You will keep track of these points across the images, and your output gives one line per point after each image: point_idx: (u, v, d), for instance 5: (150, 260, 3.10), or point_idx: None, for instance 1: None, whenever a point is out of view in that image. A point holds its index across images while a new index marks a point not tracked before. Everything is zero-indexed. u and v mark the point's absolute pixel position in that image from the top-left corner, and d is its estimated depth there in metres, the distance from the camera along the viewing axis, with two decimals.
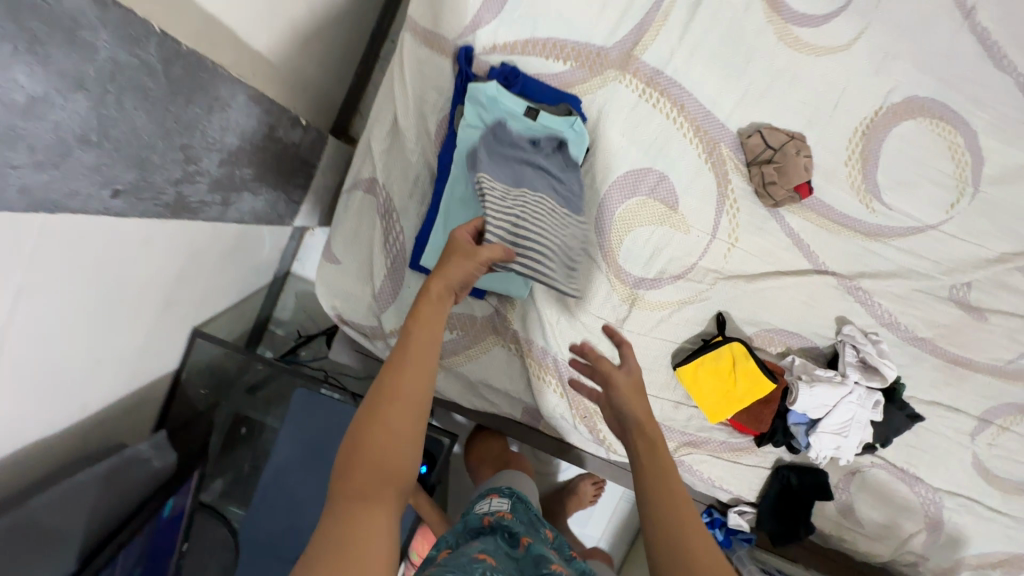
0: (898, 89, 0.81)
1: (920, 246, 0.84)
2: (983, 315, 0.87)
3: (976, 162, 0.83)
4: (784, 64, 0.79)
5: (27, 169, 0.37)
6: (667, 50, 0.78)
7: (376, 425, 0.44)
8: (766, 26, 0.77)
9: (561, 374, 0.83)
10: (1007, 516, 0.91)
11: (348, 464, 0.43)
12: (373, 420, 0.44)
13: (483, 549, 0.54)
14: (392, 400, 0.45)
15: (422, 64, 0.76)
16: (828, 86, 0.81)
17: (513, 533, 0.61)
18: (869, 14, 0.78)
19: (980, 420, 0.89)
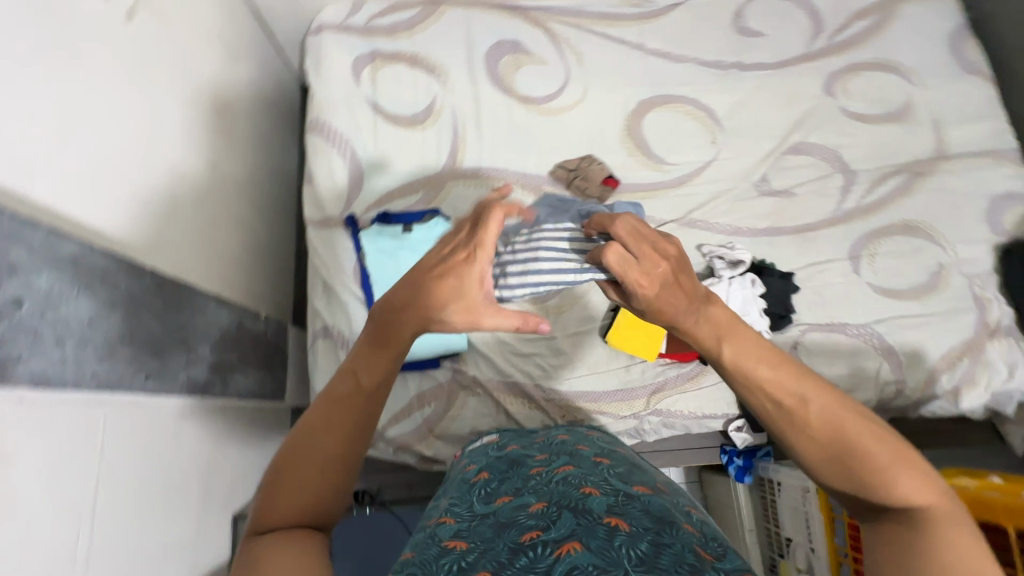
0: (631, 101, 1.19)
1: (714, 174, 1.14)
2: (791, 191, 1.13)
3: (708, 112, 1.19)
4: (552, 123, 1.17)
5: (94, 362, 0.61)
6: (476, 152, 1.15)
7: (287, 482, 0.50)
8: (527, 111, 1.17)
9: (527, 392, 1.01)
10: (935, 314, 1.05)
11: (259, 515, 0.49)
12: (275, 480, 0.50)
13: (496, 502, 0.67)
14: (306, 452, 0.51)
15: (328, 238, 1.09)
16: (587, 121, 1.18)
17: (497, 485, 0.72)
18: (582, 76, 1.20)
19: (852, 258, 1.09)
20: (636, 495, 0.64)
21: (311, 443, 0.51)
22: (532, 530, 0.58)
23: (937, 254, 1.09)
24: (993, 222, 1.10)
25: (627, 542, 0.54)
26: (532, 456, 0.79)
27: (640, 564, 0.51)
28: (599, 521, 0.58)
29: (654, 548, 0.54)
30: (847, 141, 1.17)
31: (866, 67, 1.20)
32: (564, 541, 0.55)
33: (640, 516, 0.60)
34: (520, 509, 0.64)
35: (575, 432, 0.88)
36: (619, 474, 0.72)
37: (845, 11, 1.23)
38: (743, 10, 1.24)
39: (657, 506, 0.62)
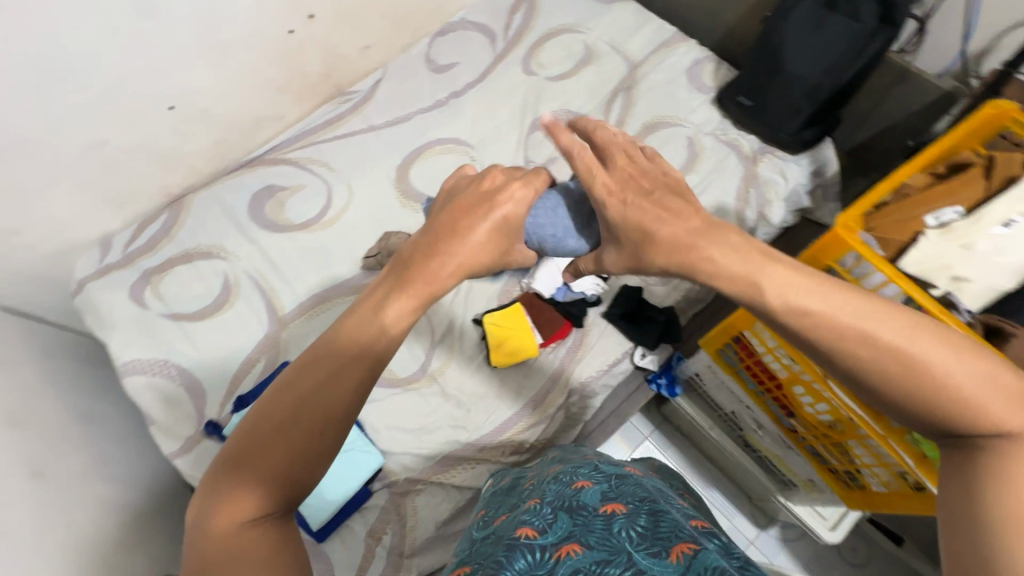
0: (391, 172, 1.29)
1: None
2: (553, 158, 1.28)
3: (454, 143, 1.32)
4: (339, 229, 1.24)
5: None
6: (292, 295, 1.18)
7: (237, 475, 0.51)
8: (312, 233, 1.23)
9: (461, 455, 1.01)
10: (709, 173, 1.22)
11: (208, 522, 0.50)
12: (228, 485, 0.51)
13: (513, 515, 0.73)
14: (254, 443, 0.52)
15: (199, 456, 1.05)
16: (367, 208, 1.26)
17: (494, 511, 0.79)
18: (339, 178, 1.28)
19: None
20: (625, 481, 0.74)
21: (268, 438, 0.52)
22: (529, 530, 0.64)
23: (680, 132, 1.27)
24: (698, 86, 1.32)
25: (627, 523, 0.63)
26: (525, 480, 0.86)
27: (641, 541, 0.60)
28: (596, 511, 0.66)
29: (652, 522, 0.63)
30: (566, 97, 1.35)
31: (543, 40, 1.42)
32: (564, 542, 0.61)
33: (632, 497, 0.70)
34: (517, 515, 0.71)
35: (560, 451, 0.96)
36: (609, 466, 0.83)
37: (501, 14, 1.45)
38: (429, 56, 1.41)
39: (644, 487, 0.74)
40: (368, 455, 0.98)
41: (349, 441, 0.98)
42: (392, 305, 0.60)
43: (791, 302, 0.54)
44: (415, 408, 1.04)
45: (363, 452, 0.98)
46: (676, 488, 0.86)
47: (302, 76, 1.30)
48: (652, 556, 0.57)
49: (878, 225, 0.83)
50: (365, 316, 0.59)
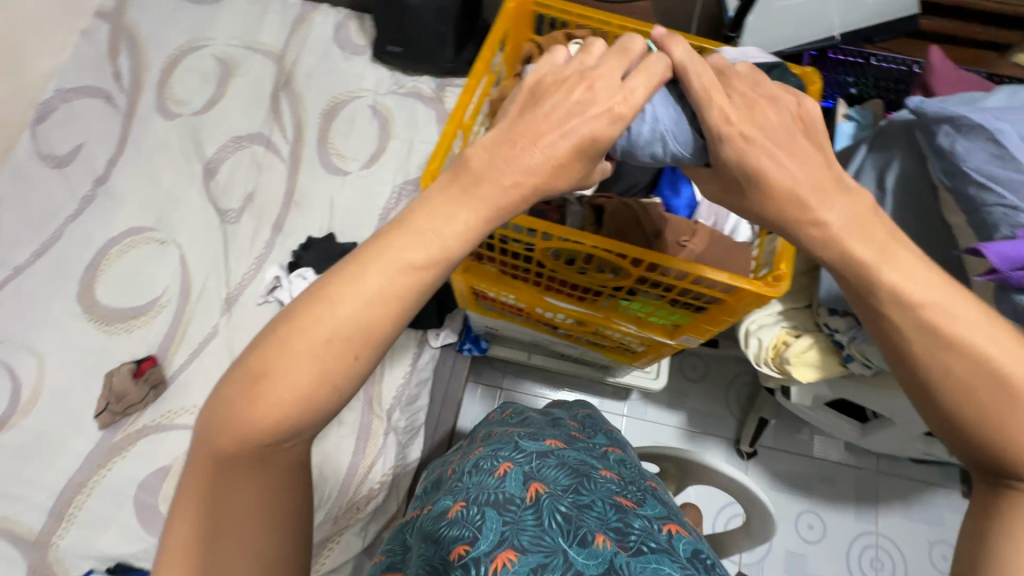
0: (71, 306, 1.05)
1: (196, 257, 1.09)
2: (249, 195, 1.14)
3: (129, 235, 1.10)
4: (48, 404, 0.99)
5: None
6: (30, 510, 0.93)
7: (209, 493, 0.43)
8: (15, 429, 0.97)
9: (319, 541, 0.93)
10: (408, 130, 1.18)
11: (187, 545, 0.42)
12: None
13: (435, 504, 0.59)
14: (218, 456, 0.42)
15: None
16: (68, 361, 1.02)
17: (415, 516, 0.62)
18: (10, 348, 1.01)
19: (333, 171, 1.15)
20: (549, 457, 0.60)
21: (233, 451, 0.42)
22: (453, 544, 0.51)
23: (359, 105, 1.20)
24: (352, 51, 1.24)
25: (553, 507, 0.53)
26: (450, 471, 0.68)
27: (568, 527, 0.51)
28: (524, 501, 0.53)
29: (577, 500, 0.55)
30: (227, 125, 1.18)
31: (167, 73, 1.21)
32: (499, 553, 0.49)
33: (557, 476, 0.58)
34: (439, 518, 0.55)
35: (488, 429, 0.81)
36: (529, 436, 0.65)
37: (101, 65, 1.20)
38: (40, 151, 1.13)
39: (575, 462, 0.61)
40: None
41: None
42: (401, 241, 0.43)
43: (885, 279, 0.43)
44: None
45: None
46: (597, 446, 0.69)
47: None
48: (582, 547, 0.49)
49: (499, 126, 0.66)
50: (293, 312, 0.42)
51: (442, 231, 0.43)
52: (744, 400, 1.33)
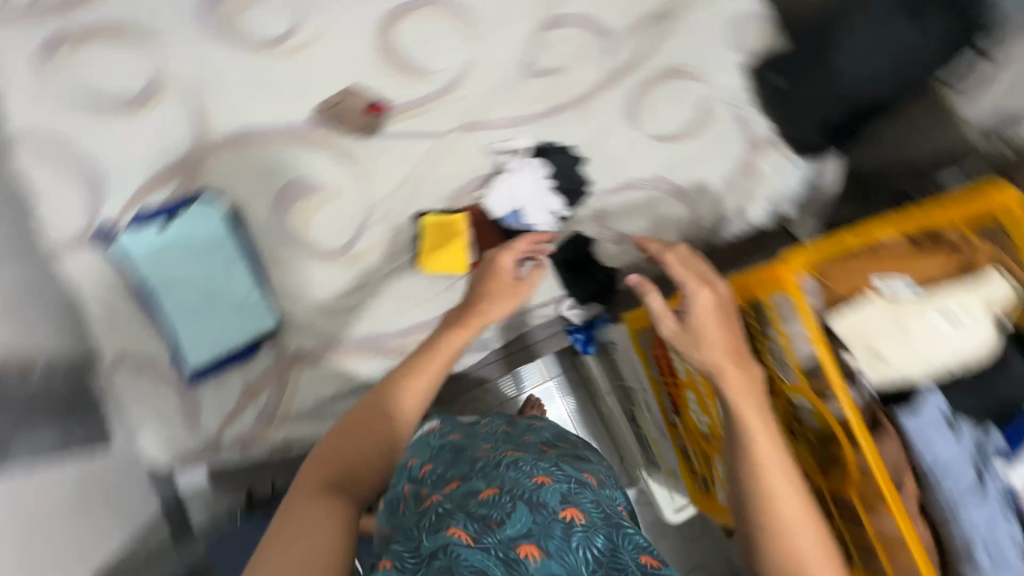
0: (374, 13, 1.08)
1: (480, 71, 1.10)
2: (558, 67, 1.12)
3: (456, 3, 1.10)
4: (298, 64, 1.06)
5: None
6: (224, 120, 1.03)
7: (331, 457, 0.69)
8: (264, 58, 1.05)
9: (358, 345, 1.02)
10: (711, 146, 1.12)
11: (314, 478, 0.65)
12: (340, 435, 0.71)
13: (459, 486, 0.69)
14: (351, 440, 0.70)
15: (87, 262, 0.98)
16: (335, 50, 1.07)
17: (444, 469, 0.73)
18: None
19: (630, 116, 1.12)
20: (585, 488, 0.68)
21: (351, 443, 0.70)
22: (461, 532, 0.58)
23: (699, 90, 1.14)
24: (741, 43, 1.16)
25: (584, 538, 0.60)
26: (478, 446, 0.78)
27: (594, 564, 0.58)
28: (554, 511, 0.62)
29: (608, 547, 0.61)
30: (597, 2, 1.16)
31: None
32: (522, 543, 0.58)
33: (590, 509, 0.65)
34: (471, 496, 0.65)
35: (512, 421, 0.89)
36: (567, 464, 0.74)
37: None
38: None
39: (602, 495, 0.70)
40: (260, 313, 0.99)
41: (245, 298, 0.98)
42: (452, 340, 0.80)
43: None
44: (325, 283, 1.02)
45: (257, 309, 0.99)
46: (616, 497, 0.75)
47: None
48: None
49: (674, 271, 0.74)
50: (419, 359, 0.77)
51: (443, 347, 0.79)
52: None
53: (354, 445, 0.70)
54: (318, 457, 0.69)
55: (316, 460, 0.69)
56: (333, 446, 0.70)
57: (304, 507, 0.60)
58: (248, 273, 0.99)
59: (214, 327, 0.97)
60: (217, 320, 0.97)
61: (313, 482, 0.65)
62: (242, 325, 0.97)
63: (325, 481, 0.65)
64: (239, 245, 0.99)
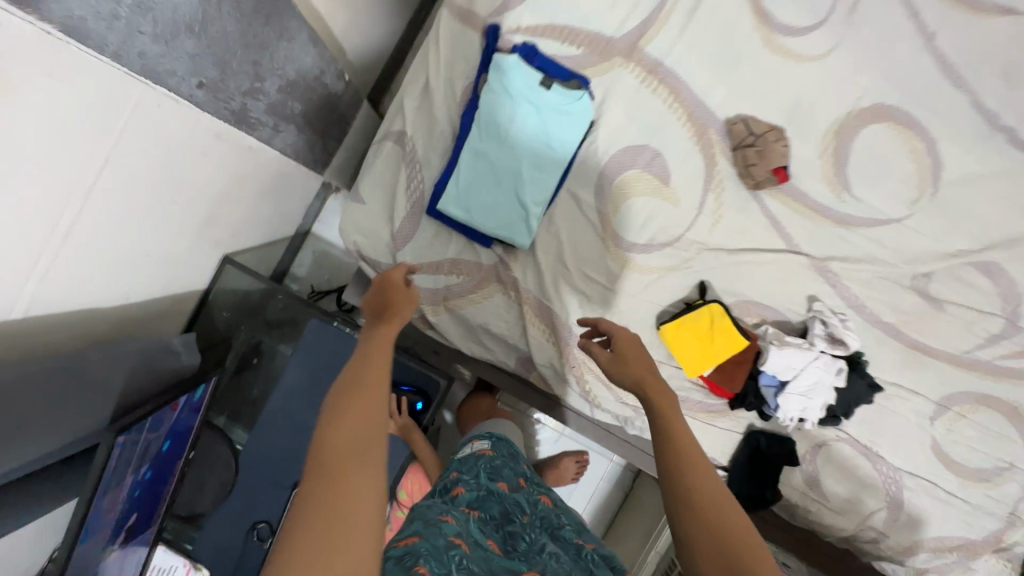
0: (868, 96, 0.92)
1: (885, 237, 0.94)
2: (941, 305, 0.95)
3: (936, 164, 0.93)
4: (768, 66, 0.91)
5: (147, 38, 0.47)
6: (667, 44, 0.89)
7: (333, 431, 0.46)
8: (753, 31, 0.90)
9: (554, 323, 0.92)
10: (962, 501, 0.97)
11: (321, 482, 0.43)
12: (371, 359, 0.52)
13: (497, 541, 0.61)
14: (337, 458, 0.44)
15: (453, 38, 0.87)
16: (807, 89, 0.92)
17: (487, 530, 0.62)
18: (843, 28, 0.90)
19: (937, 405, 0.97)
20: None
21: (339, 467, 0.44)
22: None
23: (1012, 452, 0.97)
24: None
25: None
26: (521, 515, 0.67)
27: None
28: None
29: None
30: None
31: None
32: None
33: None
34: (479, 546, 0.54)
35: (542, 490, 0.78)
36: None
37: None
38: None
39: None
40: (524, 229, 0.87)
41: (530, 204, 0.86)
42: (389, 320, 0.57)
43: None
44: (584, 256, 0.92)
45: (525, 223, 0.87)
46: None
47: None
48: None
49: (618, 348, 0.68)
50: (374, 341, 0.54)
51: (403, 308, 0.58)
52: None
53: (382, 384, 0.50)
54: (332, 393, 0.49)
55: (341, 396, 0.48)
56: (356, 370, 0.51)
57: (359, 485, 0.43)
58: (551, 190, 0.87)
59: (483, 200, 0.86)
60: (492, 197, 0.86)
61: (350, 427, 0.46)
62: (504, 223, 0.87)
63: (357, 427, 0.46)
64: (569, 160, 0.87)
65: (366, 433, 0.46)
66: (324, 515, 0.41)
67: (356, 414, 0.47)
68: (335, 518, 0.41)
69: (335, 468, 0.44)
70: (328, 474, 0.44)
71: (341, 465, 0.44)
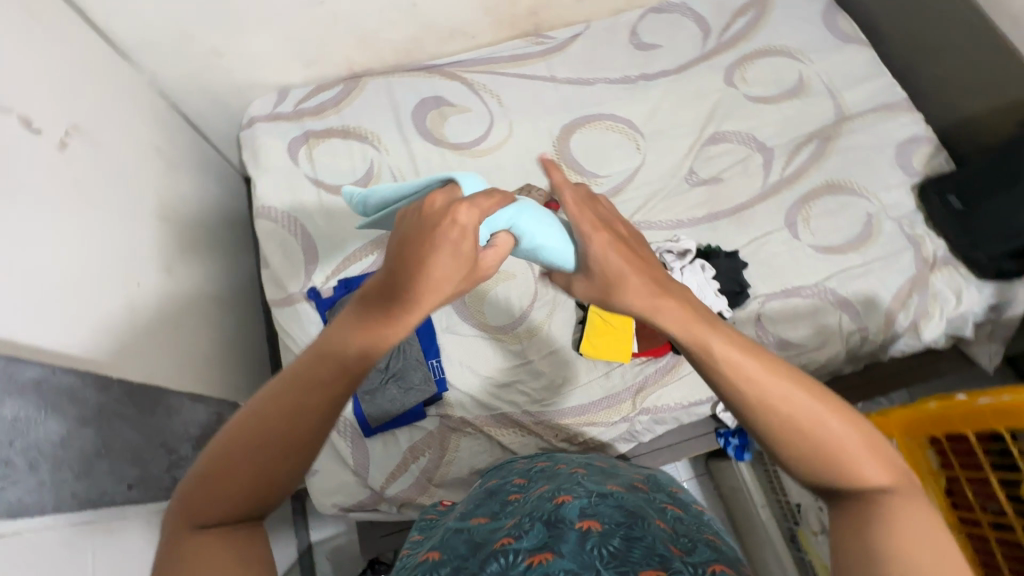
0: (554, 128, 1.28)
1: (644, 179, 1.22)
2: (719, 178, 1.21)
3: (625, 124, 1.28)
4: (487, 164, 1.25)
5: (72, 482, 0.61)
6: None
7: (239, 440, 0.47)
8: (461, 158, 1.25)
9: (515, 420, 1.01)
10: (876, 259, 1.11)
11: (211, 470, 0.47)
12: (294, 391, 0.48)
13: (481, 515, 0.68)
14: (224, 463, 0.46)
15: (294, 315, 1.10)
16: (519, 155, 1.26)
17: (473, 511, 0.70)
18: (506, 116, 1.29)
19: (788, 226, 1.16)
20: (609, 499, 0.66)
21: (223, 478, 0.46)
22: (508, 540, 0.59)
23: (863, 205, 1.16)
24: (904, 165, 1.20)
25: (599, 544, 0.56)
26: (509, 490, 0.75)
27: (608, 564, 0.54)
28: (572, 527, 0.60)
29: (626, 546, 0.57)
30: (757, 123, 1.26)
31: (758, 55, 1.32)
32: (539, 551, 0.56)
33: (610, 514, 0.63)
34: (493, 531, 0.63)
35: (559, 459, 0.83)
36: (593, 481, 0.72)
37: (726, 12, 1.36)
38: (636, 28, 1.37)
39: (629, 502, 0.66)
40: (421, 386, 1.01)
41: (408, 372, 1.02)
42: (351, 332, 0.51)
43: None
44: (491, 358, 1.05)
45: (416, 386, 1.01)
46: (659, 499, 0.72)
47: (511, 4, 1.29)
48: None
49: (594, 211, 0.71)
50: (315, 363, 0.49)
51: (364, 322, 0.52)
52: None
53: (303, 419, 0.48)
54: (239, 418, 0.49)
55: (256, 409, 0.48)
56: (292, 382, 0.49)
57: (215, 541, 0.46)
58: (411, 354, 1.03)
59: (379, 402, 1.00)
60: (381, 393, 1.01)
61: (257, 431, 0.47)
62: (397, 396, 1.00)
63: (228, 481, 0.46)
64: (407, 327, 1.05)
65: (268, 456, 0.47)
66: (202, 501, 0.46)
67: (260, 434, 0.47)
68: (208, 498, 0.46)
69: (228, 468, 0.46)
70: (219, 478, 0.46)
71: (225, 468, 0.46)
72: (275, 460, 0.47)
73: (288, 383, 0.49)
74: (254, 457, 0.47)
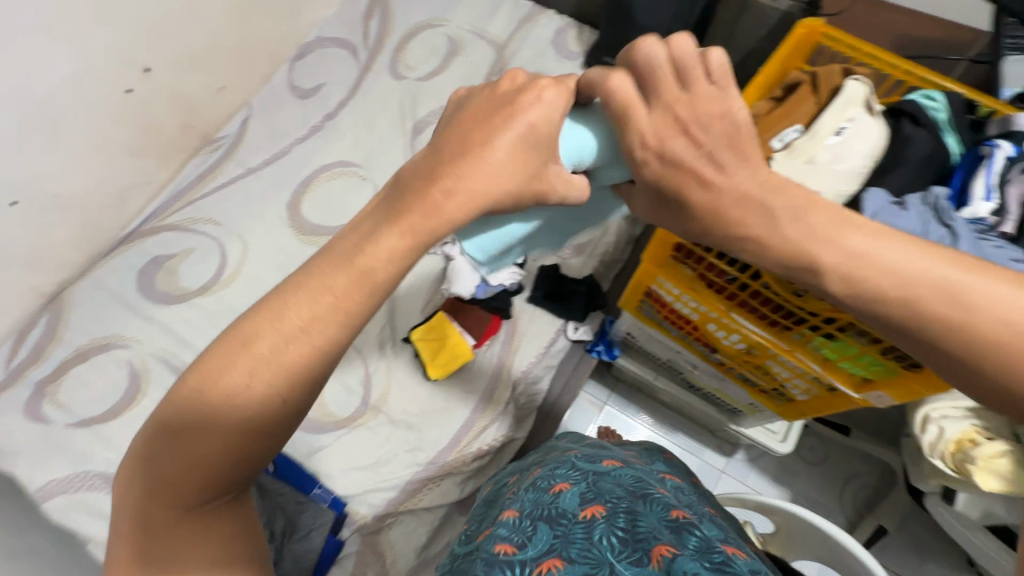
0: (281, 211, 1.25)
1: None
2: None
3: (339, 167, 1.29)
4: (244, 285, 1.19)
5: None
6: None
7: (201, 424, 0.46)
8: (216, 297, 1.17)
9: (423, 477, 0.99)
10: None
11: (168, 438, 0.47)
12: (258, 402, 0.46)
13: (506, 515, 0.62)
14: (185, 442, 0.46)
15: None
16: (267, 256, 1.21)
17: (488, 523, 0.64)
18: (231, 231, 1.23)
19: None
20: (607, 474, 0.65)
21: (174, 448, 0.47)
22: (510, 547, 0.53)
23: None
24: (565, 56, 1.35)
25: (607, 531, 0.55)
26: (513, 491, 0.69)
27: (622, 548, 0.53)
28: (574, 519, 0.57)
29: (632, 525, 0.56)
30: (441, 95, 1.33)
31: (405, 41, 1.39)
32: (546, 557, 0.52)
33: (610, 495, 0.61)
34: (500, 540, 0.55)
35: (549, 460, 0.75)
36: (589, 461, 0.71)
37: (356, 24, 1.41)
38: (291, 82, 1.37)
39: (637, 476, 0.67)
40: (317, 519, 0.94)
41: (296, 518, 0.94)
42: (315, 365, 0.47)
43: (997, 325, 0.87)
44: (365, 444, 1.01)
45: (313, 523, 0.94)
46: (656, 472, 0.74)
47: (158, 134, 1.21)
48: (634, 566, 0.51)
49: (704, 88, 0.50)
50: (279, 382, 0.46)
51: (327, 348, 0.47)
52: (859, 501, 1.25)
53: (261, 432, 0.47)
54: (195, 382, 0.46)
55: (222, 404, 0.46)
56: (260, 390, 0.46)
57: (177, 558, 0.49)
58: (286, 500, 0.95)
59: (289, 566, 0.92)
60: (285, 557, 0.92)
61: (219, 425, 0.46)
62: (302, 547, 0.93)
63: (177, 460, 0.46)
64: (263, 483, 0.96)
65: (214, 455, 0.47)
66: (162, 466, 0.47)
67: (217, 431, 0.46)
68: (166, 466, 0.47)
69: (186, 444, 0.46)
70: (176, 445, 0.47)
71: (181, 442, 0.47)
72: (221, 457, 0.47)
73: (254, 388, 0.46)
74: (210, 449, 0.47)
